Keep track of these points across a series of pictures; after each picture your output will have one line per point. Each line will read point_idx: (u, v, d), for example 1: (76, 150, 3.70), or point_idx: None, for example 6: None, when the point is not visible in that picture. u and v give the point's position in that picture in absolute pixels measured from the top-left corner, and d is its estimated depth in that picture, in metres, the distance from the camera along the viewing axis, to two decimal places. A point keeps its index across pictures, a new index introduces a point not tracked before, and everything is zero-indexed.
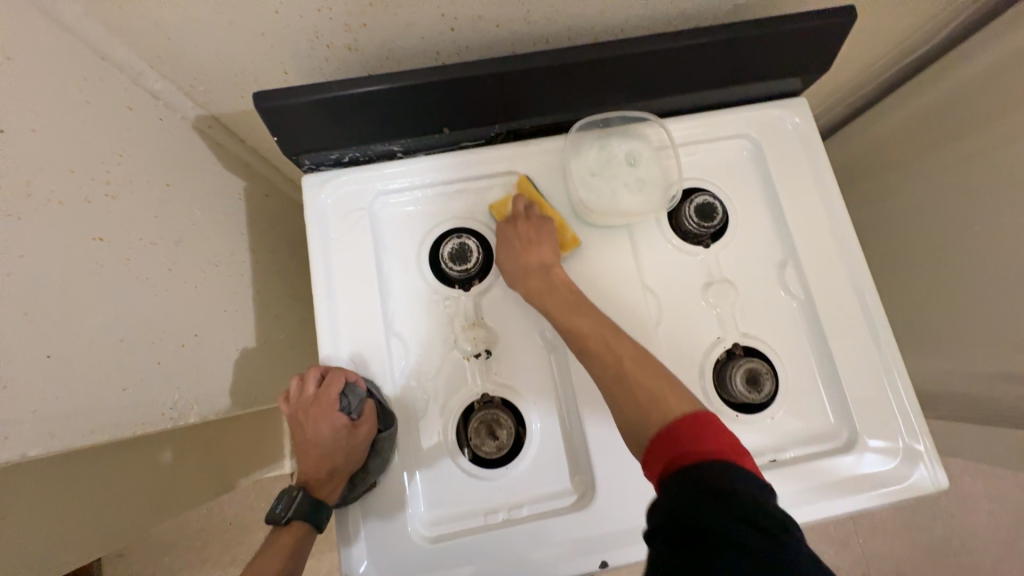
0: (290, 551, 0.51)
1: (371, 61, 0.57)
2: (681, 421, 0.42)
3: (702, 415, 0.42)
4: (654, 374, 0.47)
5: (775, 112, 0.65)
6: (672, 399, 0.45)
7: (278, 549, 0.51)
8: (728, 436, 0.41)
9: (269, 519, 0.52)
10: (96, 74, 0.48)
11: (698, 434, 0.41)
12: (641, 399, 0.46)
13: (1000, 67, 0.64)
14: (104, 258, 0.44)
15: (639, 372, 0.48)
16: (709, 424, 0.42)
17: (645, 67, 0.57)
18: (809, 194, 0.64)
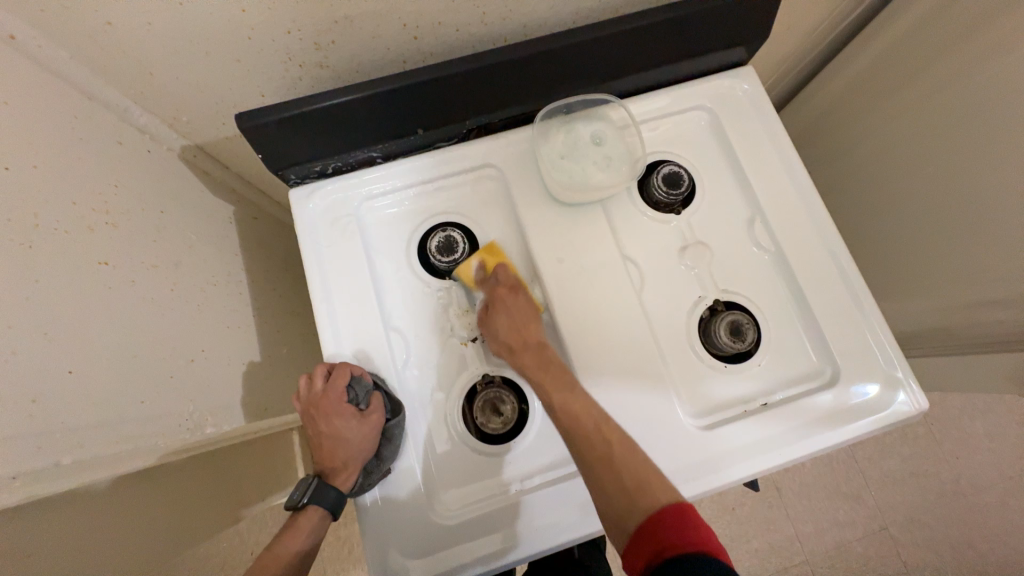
0: (308, 534, 0.53)
1: (342, 75, 0.61)
2: (671, 518, 0.44)
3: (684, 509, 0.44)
4: (633, 458, 0.49)
5: (726, 81, 0.69)
6: (656, 486, 0.47)
7: (297, 534, 0.53)
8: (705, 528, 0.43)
9: (286, 507, 0.54)
10: (85, 113, 0.51)
11: (680, 525, 0.43)
12: (621, 481, 0.47)
13: (925, 20, 0.69)
14: (111, 281, 0.47)
15: (625, 458, 0.49)
16: (690, 518, 0.44)
17: (598, 51, 0.61)
18: (767, 153, 0.68)
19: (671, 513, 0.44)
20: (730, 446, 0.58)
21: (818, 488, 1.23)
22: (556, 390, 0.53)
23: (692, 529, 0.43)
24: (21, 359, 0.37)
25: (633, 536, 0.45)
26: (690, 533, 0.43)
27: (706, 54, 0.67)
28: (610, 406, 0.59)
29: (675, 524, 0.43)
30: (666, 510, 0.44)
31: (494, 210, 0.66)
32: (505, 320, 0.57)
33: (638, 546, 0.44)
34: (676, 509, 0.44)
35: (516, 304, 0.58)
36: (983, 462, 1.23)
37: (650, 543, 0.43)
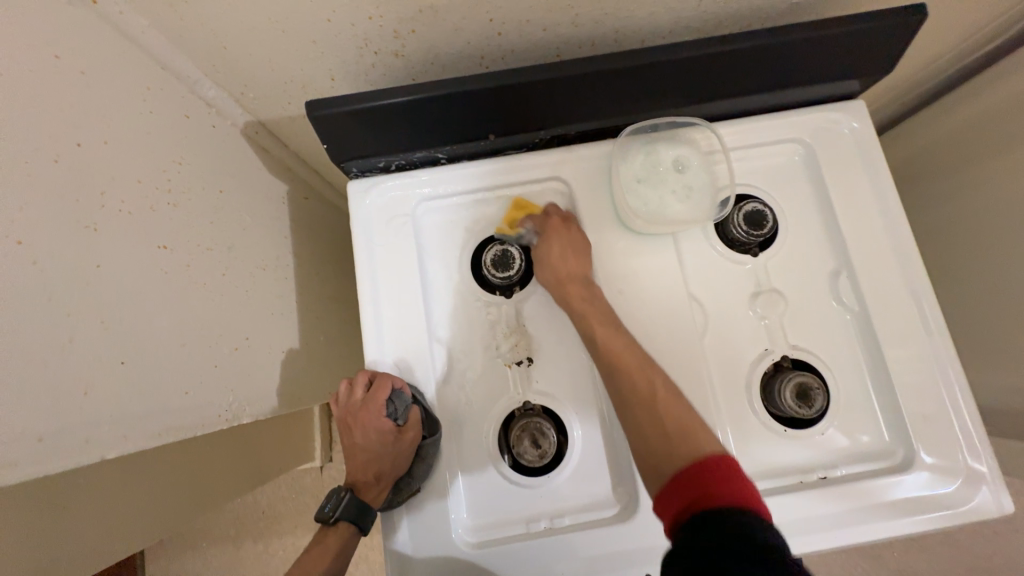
0: (338, 549, 0.53)
1: (416, 67, 0.57)
2: (704, 474, 0.41)
3: (708, 468, 0.41)
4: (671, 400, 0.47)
5: (831, 115, 0.62)
6: (700, 435, 0.45)
7: (327, 547, 0.53)
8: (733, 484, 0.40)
9: (318, 519, 0.54)
10: (159, 84, 0.49)
11: (712, 479, 0.40)
12: (664, 428, 0.46)
13: None
14: (167, 265, 0.46)
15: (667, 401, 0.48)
16: (711, 472, 0.41)
17: (696, 71, 0.55)
18: (865, 202, 0.61)
19: (699, 467, 0.41)
20: (780, 518, 0.54)
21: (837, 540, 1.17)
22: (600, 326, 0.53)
23: (726, 480, 0.40)
24: (76, 350, 0.36)
25: (668, 486, 0.42)
26: (722, 487, 0.40)
27: (815, 82, 0.59)
28: None
29: (705, 478, 0.41)
30: (700, 464, 0.42)
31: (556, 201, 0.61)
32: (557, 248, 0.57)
33: (672, 496, 0.41)
34: (706, 463, 0.42)
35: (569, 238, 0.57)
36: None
37: (683, 497, 0.41)
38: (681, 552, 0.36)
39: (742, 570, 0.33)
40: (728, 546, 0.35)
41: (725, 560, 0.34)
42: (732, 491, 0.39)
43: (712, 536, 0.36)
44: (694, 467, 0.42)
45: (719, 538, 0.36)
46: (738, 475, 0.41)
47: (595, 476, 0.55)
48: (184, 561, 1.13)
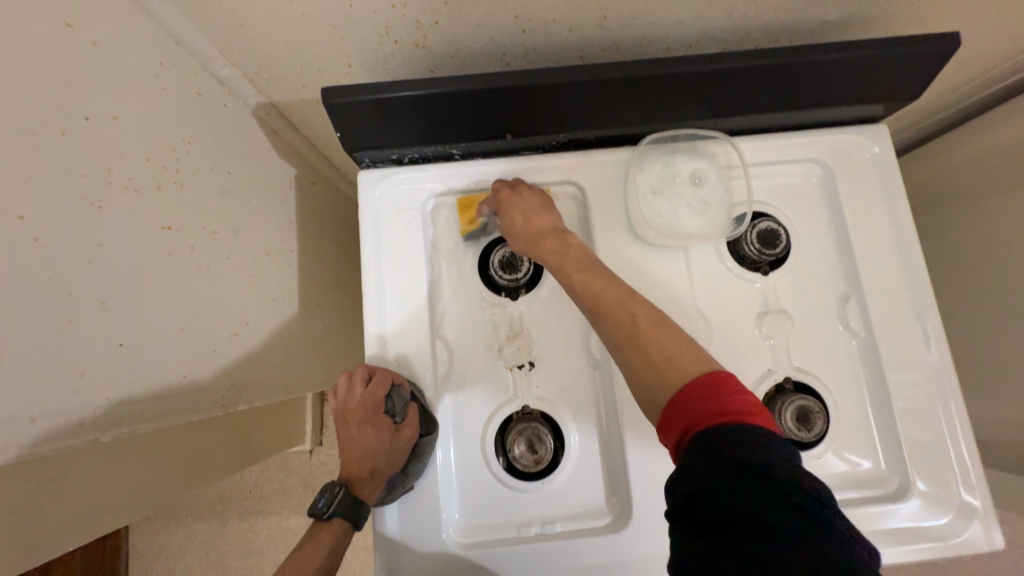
0: (331, 546, 0.52)
1: (436, 59, 0.56)
2: (701, 397, 0.39)
3: (710, 384, 0.40)
4: (664, 339, 0.45)
5: (852, 138, 0.61)
6: (696, 361, 0.43)
7: (320, 544, 0.52)
8: (736, 396, 0.39)
9: (309, 516, 0.52)
10: (172, 60, 0.48)
11: (703, 398, 0.39)
12: (650, 358, 0.44)
13: None
14: (171, 247, 0.45)
15: (654, 341, 0.45)
16: (715, 387, 0.39)
17: (721, 83, 0.54)
18: (879, 228, 0.60)
19: (694, 390, 0.40)
20: None
21: None
22: (580, 270, 0.51)
23: (716, 393, 0.39)
24: (76, 331, 0.36)
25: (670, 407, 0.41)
26: (714, 401, 0.39)
27: (840, 103, 0.58)
28: (651, 470, 0.54)
29: (697, 397, 0.40)
30: (701, 383, 0.40)
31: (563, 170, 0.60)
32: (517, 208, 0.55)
33: (673, 417, 0.40)
34: (698, 385, 0.40)
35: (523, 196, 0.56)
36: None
37: (678, 421, 0.40)
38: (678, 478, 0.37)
39: (736, 489, 0.34)
40: (722, 468, 0.35)
41: (719, 484, 0.34)
42: (725, 405, 0.38)
43: (704, 458, 0.36)
44: (688, 391, 0.40)
45: (711, 459, 0.35)
46: (737, 390, 0.39)
47: (590, 484, 0.55)
48: (167, 535, 1.13)
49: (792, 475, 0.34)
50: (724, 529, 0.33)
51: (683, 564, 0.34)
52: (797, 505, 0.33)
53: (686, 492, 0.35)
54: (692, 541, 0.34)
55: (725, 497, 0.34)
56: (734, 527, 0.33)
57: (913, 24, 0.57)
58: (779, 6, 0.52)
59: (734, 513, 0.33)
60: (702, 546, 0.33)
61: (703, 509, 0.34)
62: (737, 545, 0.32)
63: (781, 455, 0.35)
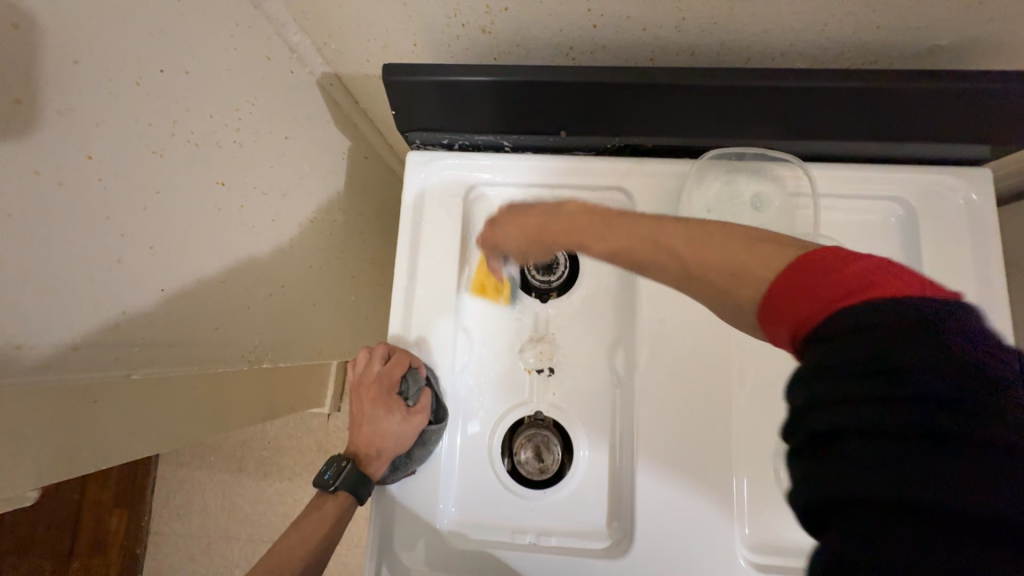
0: (334, 519, 0.51)
1: (501, 46, 0.55)
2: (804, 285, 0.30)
3: (801, 269, 0.31)
4: (716, 241, 0.36)
5: (946, 180, 0.55)
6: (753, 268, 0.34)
7: (324, 515, 0.51)
8: (842, 268, 0.29)
9: (315, 485, 0.52)
10: (248, 23, 0.49)
11: (804, 286, 0.30)
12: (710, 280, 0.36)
13: None
14: (221, 203, 0.46)
15: (704, 250, 0.37)
16: (810, 270, 0.30)
17: (802, 102, 0.50)
18: (962, 284, 0.54)
19: (787, 279, 0.31)
20: None
21: None
22: (597, 239, 0.42)
23: (828, 273, 0.29)
24: (124, 271, 0.38)
25: (766, 315, 0.32)
26: (817, 286, 0.29)
27: (938, 139, 0.52)
28: (659, 500, 0.51)
29: (795, 286, 0.30)
30: (793, 272, 0.31)
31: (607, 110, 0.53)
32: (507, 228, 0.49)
33: (773, 324, 0.32)
34: (791, 272, 0.31)
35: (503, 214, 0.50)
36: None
37: (780, 327, 0.31)
38: (789, 392, 0.28)
39: (863, 386, 0.25)
40: (848, 361, 0.26)
41: (842, 381, 0.25)
42: (831, 287, 0.29)
43: (815, 361, 0.27)
44: (779, 284, 0.32)
45: (823, 360, 0.27)
46: (846, 260, 0.29)
47: (593, 503, 0.53)
48: (190, 468, 1.21)
49: (954, 357, 0.24)
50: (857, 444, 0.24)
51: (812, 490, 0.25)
52: (974, 397, 0.23)
53: (805, 400, 0.27)
54: (813, 459, 0.26)
55: (853, 395, 0.25)
56: (871, 433, 0.24)
57: None
58: (884, 24, 0.46)
59: (876, 417, 0.24)
60: (826, 462, 0.25)
61: (819, 422, 0.26)
62: (885, 454, 0.23)
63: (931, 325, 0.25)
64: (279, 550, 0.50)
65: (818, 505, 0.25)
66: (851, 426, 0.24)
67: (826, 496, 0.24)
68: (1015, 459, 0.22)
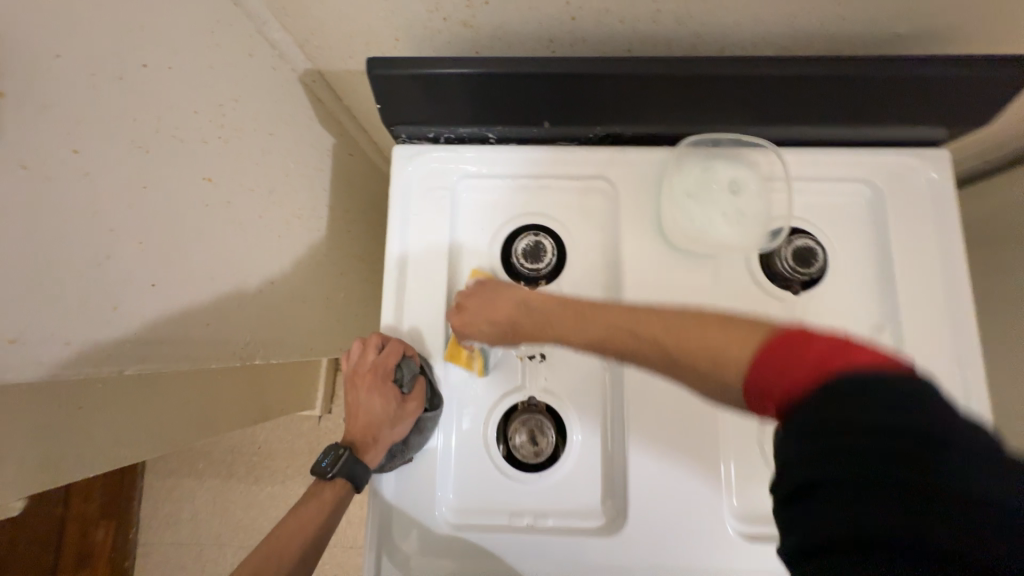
0: (333, 504, 0.52)
1: (483, 40, 0.56)
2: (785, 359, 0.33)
3: (778, 347, 0.33)
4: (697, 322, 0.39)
5: (908, 161, 0.58)
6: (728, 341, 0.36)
7: (322, 502, 0.51)
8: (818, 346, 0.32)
9: (313, 472, 0.52)
10: (229, 19, 0.49)
11: (782, 369, 0.33)
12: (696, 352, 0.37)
13: None
14: (208, 199, 0.46)
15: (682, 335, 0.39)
16: (787, 352, 0.33)
17: (772, 90, 0.52)
18: (925, 259, 0.57)
19: (762, 363, 0.34)
20: (766, 565, 0.52)
21: None
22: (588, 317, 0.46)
23: (803, 353, 0.32)
24: (114, 267, 0.37)
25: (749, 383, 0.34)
26: (794, 371, 0.32)
27: (900, 123, 0.55)
28: (651, 478, 0.53)
29: (774, 364, 0.33)
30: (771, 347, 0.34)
31: (588, 102, 0.55)
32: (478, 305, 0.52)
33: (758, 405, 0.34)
34: (762, 355, 0.34)
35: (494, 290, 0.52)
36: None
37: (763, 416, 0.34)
38: (779, 441, 0.32)
39: (840, 456, 0.29)
40: (825, 424, 0.30)
41: (818, 446, 0.29)
42: (815, 361, 0.32)
43: (800, 420, 0.31)
44: (757, 366, 0.34)
45: (808, 421, 0.30)
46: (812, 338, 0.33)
47: (587, 484, 0.55)
48: (179, 478, 1.19)
49: (933, 416, 0.28)
50: (835, 506, 0.28)
51: (806, 546, 0.30)
52: (931, 446, 0.27)
53: (790, 455, 0.31)
54: (804, 506, 0.30)
55: (822, 455, 0.29)
56: (847, 488, 0.28)
57: (991, 46, 0.53)
58: (845, 15, 0.49)
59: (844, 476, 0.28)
60: (812, 512, 0.29)
61: (809, 475, 0.30)
62: (855, 516, 0.28)
63: (899, 388, 0.29)
64: (275, 539, 0.49)
65: (802, 555, 0.30)
66: (829, 482, 0.29)
67: (814, 548, 0.29)
68: (964, 498, 0.26)
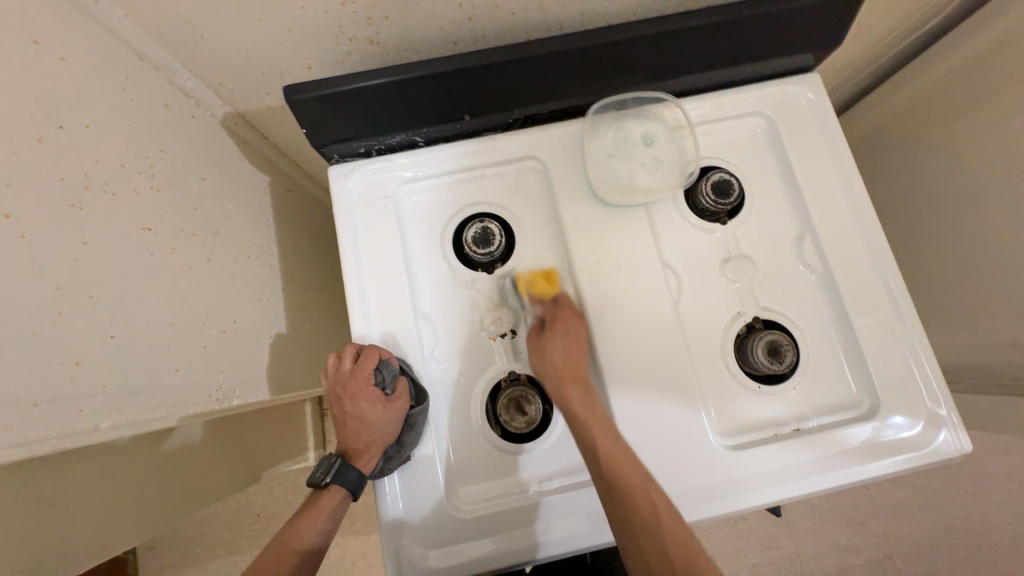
0: (328, 512, 0.54)
1: (392, 53, 0.59)
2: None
3: None
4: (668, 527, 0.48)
5: (789, 89, 0.65)
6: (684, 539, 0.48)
7: (318, 512, 0.54)
8: None
9: (308, 484, 0.54)
10: (137, 74, 0.50)
11: None
12: (663, 547, 0.48)
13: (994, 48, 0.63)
14: (152, 246, 0.47)
15: (660, 497, 0.50)
16: None
17: (656, 48, 0.59)
18: (824, 168, 0.64)
19: None
20: (752, 470, 0.56)
21: (824, 510, 1.17)
22: (604, 442, 0.51)
23: None
24: (68, 323, 0.38)
25: None
26: None
27: (771, 57, 0.63)
28: (637, 419, 0.57)
29: None
30: None
31: (499, 90, 0.59)
32: (559, 346, 0.56)
33: None
34: None
35: (574, 329, 0.57)
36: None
37: None
38: None
39: None
40: None
41: None
42: None
43: None
44: None
45: None
46: None
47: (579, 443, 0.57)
48: (177, 567, 1.12)
49: None
50: None
51: None
52: None
53: None
54: None
55: None
56: None
57: None
58: None
59: None
60: None
61: None
62: None
63: None
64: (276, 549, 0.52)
65: None
66: None
67: None
68: None
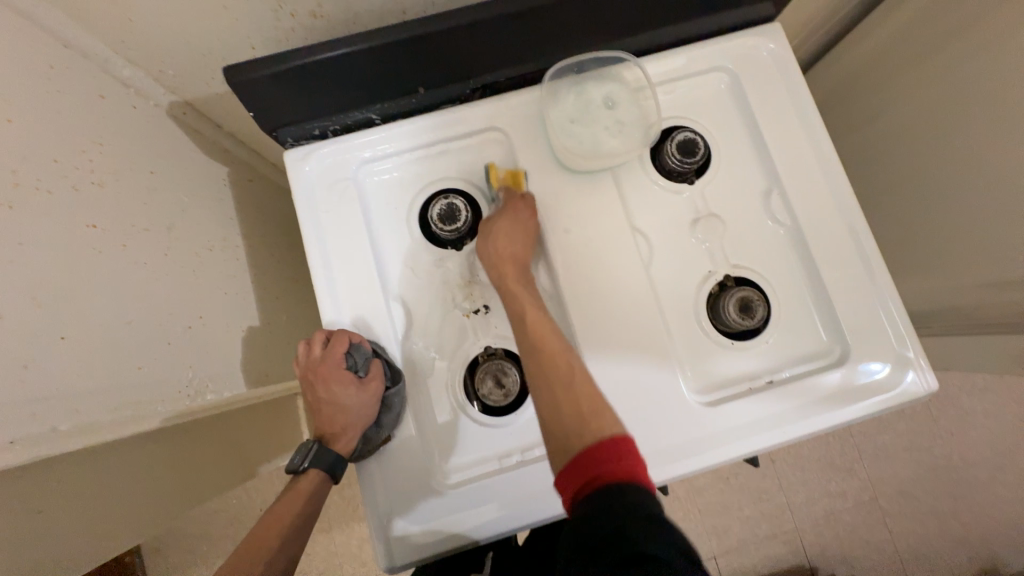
0: (308, 495, 0.55)
1: (338, 26, 0.56)
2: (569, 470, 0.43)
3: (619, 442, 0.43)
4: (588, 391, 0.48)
5: (752, 40, 0.64)
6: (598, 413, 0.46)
7: (297, 496, 0.55)
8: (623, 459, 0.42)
9: (287, 470, 0.55)
10: (64, 63, 0.48)
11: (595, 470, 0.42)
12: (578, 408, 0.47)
13: None
14: (100, 244, 0.46)
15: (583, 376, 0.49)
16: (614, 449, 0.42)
17: (610, 4, 0.57)
18: (788, 120, 0.63)
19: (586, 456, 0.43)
20: (728, 424, 0.57)
21: (812, 460, 1.20)
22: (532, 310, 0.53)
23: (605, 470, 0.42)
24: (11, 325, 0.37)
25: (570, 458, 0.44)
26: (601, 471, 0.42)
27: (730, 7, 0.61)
28: (615, 384, 0.57)
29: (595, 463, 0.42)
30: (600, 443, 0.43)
31: (451, 59, 0.57)
32: (505, 226, 0.57)
33: (570, 473, 0.43)
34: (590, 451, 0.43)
35: (524, 220, 0.57)
36: (1002, 481, 1.18)
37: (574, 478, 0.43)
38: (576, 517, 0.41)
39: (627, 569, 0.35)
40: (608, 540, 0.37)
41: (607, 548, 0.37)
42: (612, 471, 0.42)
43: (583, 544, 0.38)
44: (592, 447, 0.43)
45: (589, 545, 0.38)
46: (633, 456, 0.43)
47: None
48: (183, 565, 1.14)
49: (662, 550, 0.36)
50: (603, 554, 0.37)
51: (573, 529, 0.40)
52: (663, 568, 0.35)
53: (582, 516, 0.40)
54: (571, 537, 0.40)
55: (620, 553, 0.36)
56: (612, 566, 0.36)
57: None
58: None
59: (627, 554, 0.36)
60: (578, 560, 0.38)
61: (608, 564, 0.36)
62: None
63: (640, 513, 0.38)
64: (254, 536, 0.52)
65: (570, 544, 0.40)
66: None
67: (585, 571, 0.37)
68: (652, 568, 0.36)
